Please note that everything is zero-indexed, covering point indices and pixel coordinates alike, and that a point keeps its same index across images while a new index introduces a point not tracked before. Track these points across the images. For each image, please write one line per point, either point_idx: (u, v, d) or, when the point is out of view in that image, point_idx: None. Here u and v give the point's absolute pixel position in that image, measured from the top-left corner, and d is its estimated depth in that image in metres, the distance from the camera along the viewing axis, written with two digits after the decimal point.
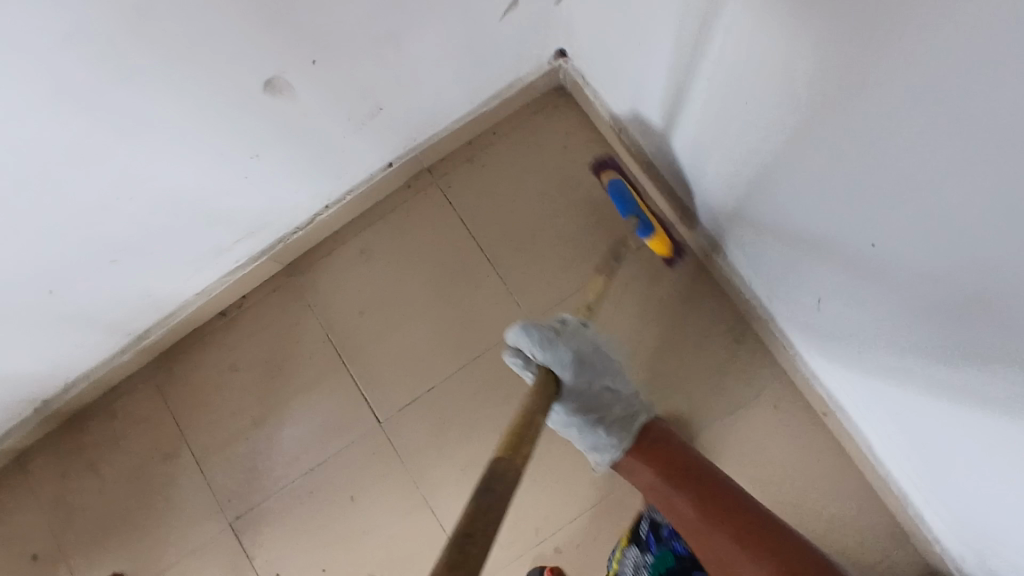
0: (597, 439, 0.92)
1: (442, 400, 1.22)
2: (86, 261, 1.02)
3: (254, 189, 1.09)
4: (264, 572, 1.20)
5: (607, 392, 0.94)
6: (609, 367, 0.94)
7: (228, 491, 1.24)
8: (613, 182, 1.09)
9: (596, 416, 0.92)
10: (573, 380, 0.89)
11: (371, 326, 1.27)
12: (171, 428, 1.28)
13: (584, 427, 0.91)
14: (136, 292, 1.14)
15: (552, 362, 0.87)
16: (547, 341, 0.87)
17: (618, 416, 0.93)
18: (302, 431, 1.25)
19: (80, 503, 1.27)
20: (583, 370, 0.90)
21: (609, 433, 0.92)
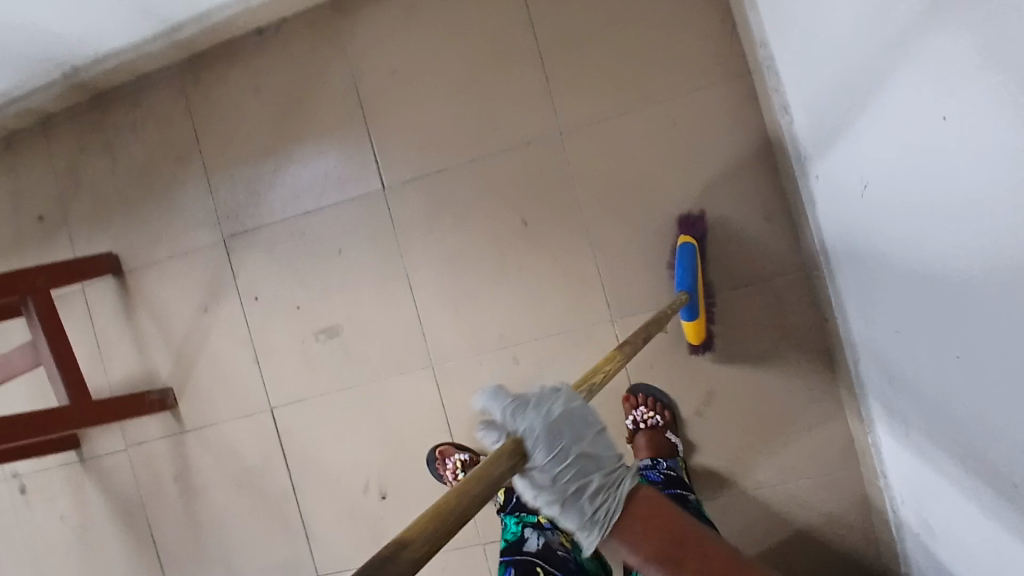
0: (568, 512, 0.51)
1: (447, 185, 1.19)
2: None
3: None
4: (244, 292, 1.26)
5: (589, 459, 0.53)
6: (594, 430, 0.53)
7: (227, 209, 1.26)
8: (684, 248, 1.06)
9: (571, 485, 0.52)
10: (543, 461, 0.50)
11: (400, 89, 1.20)
12: (187, 133, 1.27)
13: (568, 499, 0.52)
14: None
15: (533, 440, 0.49)
16: (521, 409, 0.51)
17: (602, 483, 0.52)
18: (307, 174, 1.23)
19: (93, 178, 1.32)
20: (567, 438, 0.51)
21: (587, 498, 0.52)
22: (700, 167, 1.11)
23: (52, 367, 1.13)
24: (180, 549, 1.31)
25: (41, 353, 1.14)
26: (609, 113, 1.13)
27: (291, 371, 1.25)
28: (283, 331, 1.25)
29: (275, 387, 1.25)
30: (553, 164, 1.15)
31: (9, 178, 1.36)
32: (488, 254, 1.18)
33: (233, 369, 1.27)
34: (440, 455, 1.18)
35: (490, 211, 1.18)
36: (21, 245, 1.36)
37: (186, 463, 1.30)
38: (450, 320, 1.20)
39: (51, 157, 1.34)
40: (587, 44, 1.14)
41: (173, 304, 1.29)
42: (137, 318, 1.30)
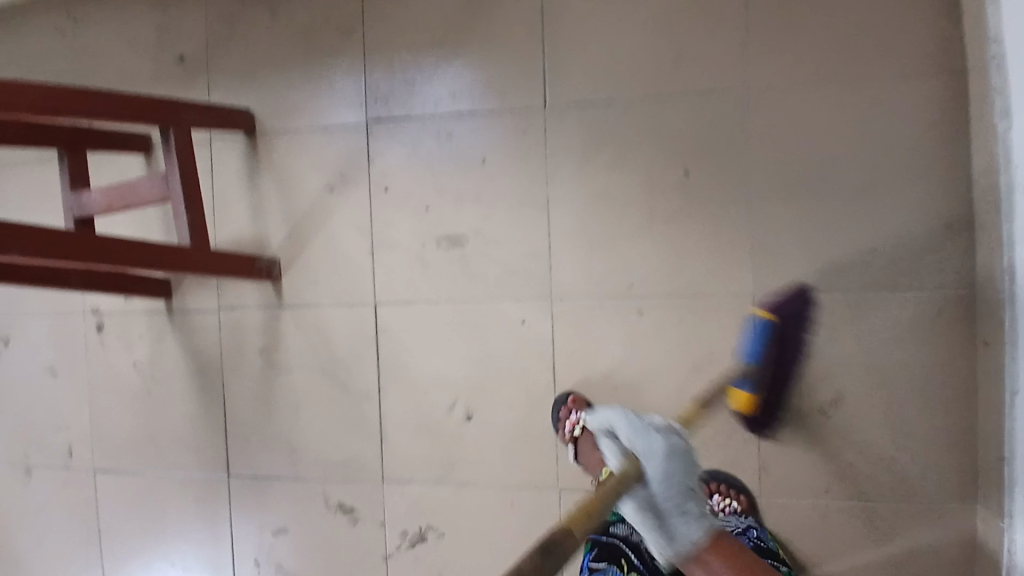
0: (666, 527, 0.71)
1: (611, 119, 1.14)
2: None
3: None
4: (375, 181, 1.23)
5: (700, 499, 0.73)
6: (681, 476, 0.74)
7: (378, 94, 1.23)
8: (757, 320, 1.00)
9: (675, 506, 0.72)
10: (657, 484, 0.73)
11: (587, 9, 1.14)
12: (357, 7, 1.23)
13: (658, 516, 0.71)
14: None
15: (642, 448, 0.77)
16: (638, 430, 0.80)
17: (699, 512, 0.71)
18: (468, 75, 1.19)
19: (246, 32, 1.28)
20: (677, 474, 0.74)
21: (683, 511, 0.71)
22: (887, 159, 1.05)
23: (179, 202, 1.09)
24: (246, 422, 1.29)
25: (170, 186, 1.09)
26: (804, 78, 1.07)
27: (403, 271, 1.21)
28: (405, 229, 1.21)
29: (384, 283, 1.22)
30: (730, 121, 1.10)
31: (157, 12, 1.32)
32: (638, 200, 1.13)
33: (347, 256, 1.23)
34: (569, 403, 1.11)
35: (651, 155, 1.13)
36: (158, 82, 1.33)
37: (275, 339, 1.27)
38: (582, 255, 1.15)
39: (206, 2, 1.29)
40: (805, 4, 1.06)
41: (300, 176, 1.25)
42: (260, 182, 1.27)
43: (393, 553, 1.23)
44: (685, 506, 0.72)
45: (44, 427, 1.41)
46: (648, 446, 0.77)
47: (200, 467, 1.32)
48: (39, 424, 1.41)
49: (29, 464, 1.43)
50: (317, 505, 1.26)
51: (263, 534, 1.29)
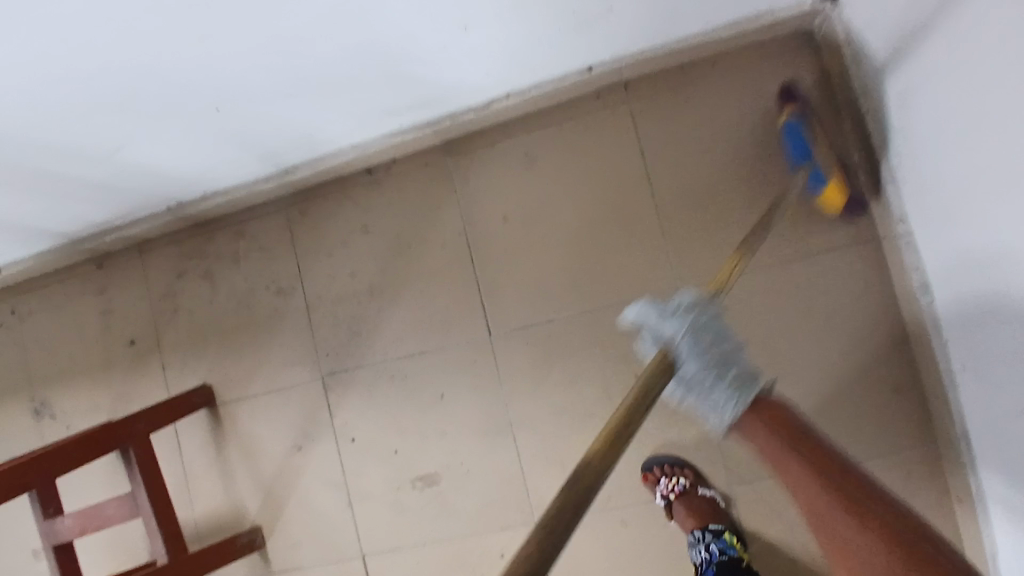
0: (715, 391, 0.91)
1: (554, 336, 1.16)
2: (266, 89, 0.90)
3: (451, 59, 0.93)
4: (340, 433, 1.24)
5: (730, 356, 0.92)
6: (738, 348, 0.92)
7: (328, 345, 1.25)
8: (791, 123, 1.04)
9: (717, 376, 0.91)
10: (692, 359, 0.90)
11: (512, 237, 1.19)
12: (292, 265, 1.26)
13: (713, 381, 0.91)
14: (298, 132, 1.06)
15: (683, 336, 0.89)
16: (667, 315, 0.91)
17: (729, 381, 0.92)
18: (410, 315, 1.22)
19: (188, 306, 1.31)
20: (701, 341, 0.90)
21: (735, 387, 0.91)
22: (824, 338, 1.08)
23: (151, 518, 1.10)
24: None
25: (139, 502, 1.11)
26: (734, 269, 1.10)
27: (385, 519, 1.21)
28: (378, 477, 1.22)
29: (367, 533, 1.22)
30: None
31: (100, 299, 1.35)
32: (598, 412, 1.15)
33: (326, 511, 1.24)
34: None
35: (601, 367, 1.15)
36: (110, 367, 1.34)
37: None
38: (557, 475, 1.16)
39: (146, 283, 1.33)
40: (713, 207, 1.11)
41: (266, 440, 1.26)
42: (228, 453, 1.28)
43: None
44: (715, 389, 0.91)
45: None
46: (690, 357, 0.89)
47: None
48: None
49: None
50: None
51: None
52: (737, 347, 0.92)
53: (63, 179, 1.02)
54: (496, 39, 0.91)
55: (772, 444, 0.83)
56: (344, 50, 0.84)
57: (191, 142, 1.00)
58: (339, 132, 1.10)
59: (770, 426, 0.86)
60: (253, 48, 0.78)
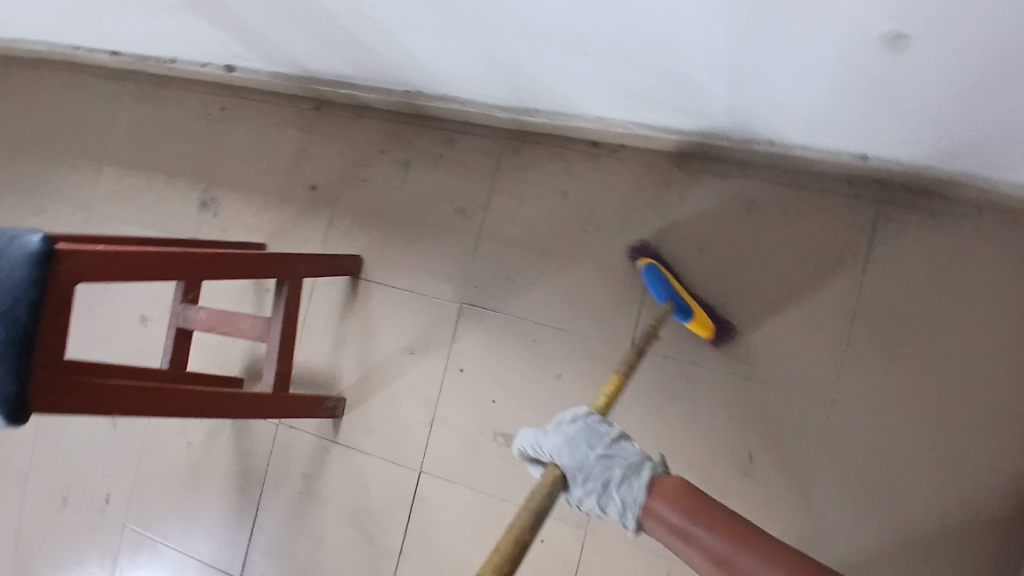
0: (610, 497, 0.70)
1: (692, 376, 1.16)
2: (569, 39, 0.93)
3: (742, 90, 0.94)
4: (452, 358, 1.28)
5: (615, 453, 0.73)
6: (620, 437, 0.74)
7: (479, 278, 1.28)
8: (647, 267, 1.15)
9: (608, 479, 0.71)
10: (569, 459, 0.73)
11: (696, 271, 1.17)
12: (484, 192, 1.30)
13: (597, 485, 0.71)
14: (562, 88, 1.09)
15: (561, 451, 0.73)
16: (543, 432, 0.76)
17: (631, 464, 0.71)
18: (565, 289, 1.24)
19: (374, 181, 1.36)
20: (583, 442, 0.74)
21: (629, 488, 0.69)
22: (956, 520, 1.00)
23: (275, 349, 1.17)
24: (274, 537, 1.36)
25: (271, 331, 1.18)
26: (897, 407, 1.05)
27: (455, 453, 1.26)
28: (467, 414, 1.26)
29: (434, 456, 1.27)
30: (803, 425, 1.09)
31: (301, 137, 1.42)
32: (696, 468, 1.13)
33: (407, 417, 1.30)
34: None
35: (716, 427, 1.14)
36: (283, 200, 1.42)
37: (320, 469, 1.34)
38: (626, 499, 1.16)
39: (348, 143, 1.39)
40: (909, 341, 1.06)
41: (386, 330, 1.32)
42: (348, 324, 1.34)
43: None
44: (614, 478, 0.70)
45: (93, 469, 1.52)
46: (574, 474, 0.72)
47: (214, 561, 1.39)
48: (91, 464, 1.53)
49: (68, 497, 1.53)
50: None
51: None
52: (641, 455, 0.73)
53: (346, 30, 1.09)
54: (791, 91, 0.91)
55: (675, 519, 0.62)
56: (659, 39, 0.86)
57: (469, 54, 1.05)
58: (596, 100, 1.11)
59: (675, 497, 0.65)
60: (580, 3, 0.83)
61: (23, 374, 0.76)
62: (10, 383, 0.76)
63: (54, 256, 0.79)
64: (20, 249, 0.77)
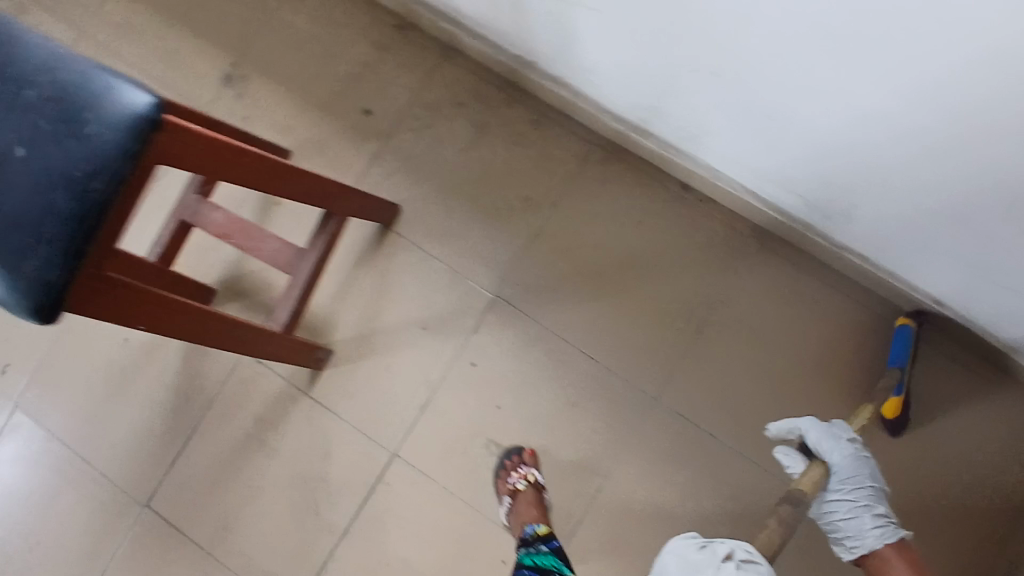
0: (878, 518, 0.81)
1: (704, 448, 1.14)
2: (756, 97, 0.87)
3: (887, 211, 0.93)
4: (466, 350, 1.19)
5: (879, 496, 0.83)
6: (882, 491, 0.84)
7: (522, 277, 1.19)
8: (903, 328, 1.07)
9: (871, 503, 0.81)
10: (839, 464, 0.82)
11: (745, 349, 1.14)
12: (556, 191, 1.20)
13: (852, 521, 0.81)
14: (700, 130, 1.03)
15: (838, 465, 0.82)
16: (831, 440, 0.83)
17: (888, 513, 0.82)
18: (607, 321, 1.17)
19: (440, 132, 1.22)
20: (862, 469, 0.82)
21: (887, 528, 0.80)
22: None
23: (298, 285, 1.01)
24: (199, 474, 1.19)
25: (300, 262, 1.02)
26: None
27: (439, 448, 1.17)
28: (465, 412, 1.17)
29: (414, 444, 1.17)
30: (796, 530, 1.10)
31: (370, 51, 1.25)
32: (681, 537, 1.11)
33: (398, 393, 1.19)
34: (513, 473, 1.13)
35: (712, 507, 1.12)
36: (328, 111, 1.25)
37: (279, 418, 1.19)
38: (602, 550, 1.12)
39: (424, 79, 1.23)
40: (920, 487, 1.08)
41: (403, 296, 1.20)
42: (362, 275, 1.21)
43: None
44: (869, 518, 0.81)
45: None
46: (841, 482, 0.82)
47: (122, 478, 1.21)
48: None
49: None
50: None
51: None
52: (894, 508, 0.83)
53: None
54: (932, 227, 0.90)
55: None
56: (861, 134, 0.82)
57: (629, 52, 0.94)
58: (716, 148, 1.05)
59: None
60: (821, 68, 0.76)
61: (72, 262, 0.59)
62: (56, 269, 0.59)
63: (157, 131, 0.62)
64: (123, 108, 0.59)
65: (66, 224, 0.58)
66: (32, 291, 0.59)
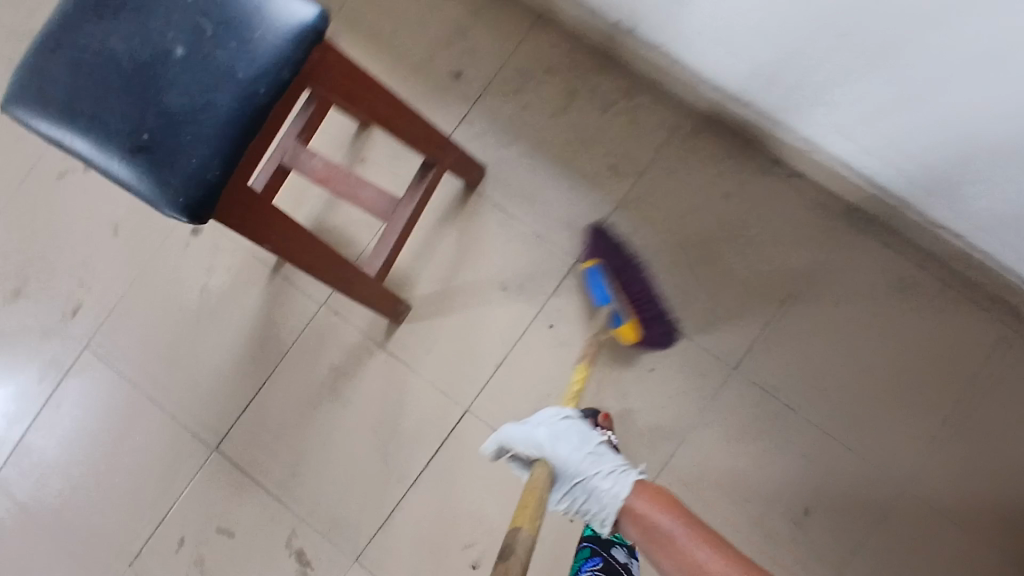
0: (596, 497, 0.89)
1: (780, 421, 1.16)
2: (870, 59, 0.88)
3: (985, 183, 0.93)
4: (545, 312, 1.19)
5: (591, 454, 0.91)
6: (585, 444, 0.92)
7: (605, 242, 1.19)
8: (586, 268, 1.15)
9: (564, 479, 0.91)
10: (558, 454, 0.91)
11: (822, 324, 1.16)
12: (644, 159, 1.20)
13: (569, 488, 0.90)
14: (799, 97, 1.03)
15: (549, 444, 0.92)
16: (520, 427, 0.95)
17: (611, 468, 0.89)
18: (689, 292, 1.19)
19: (530, 96, 1.23)
20: (562, 443, 0.92)
21: (581, 488, 0.90)
22: None
23: (395, 235, 1.02)
24: (273, 416, 1.20)
25: (395, 212, 1.02)
26: (953, 513, 1.11)
27: (513, 406, 1.17)
28: (540, 374, 1.17)
29: (488, 401, 1.18)
30: (868, 501, 1.13)
31: (463, 16, 1.27)
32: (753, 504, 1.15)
33: (475, 351, 1.19)
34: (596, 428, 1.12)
35: (785, 477, 1.15)
36: (420, 73, 1.27)
37: (354, 369, 1.20)
38: None
39: (516, 44, 1.24)
40: (989, 463, 1.11)
41: (487, 255, 1.20)
42: (446, 232, 1.21)
43: None
44: (601, 471, 0.89)
45: (65, 270, 1.24)
46: (565, 479, 0.91)
47: (194, 421, 1.21)
48: (62, 262, 1.24)
49: (20, 288, 1.25)
50: (279, 539, 1.18)
51: (208, 523, 1.20)
52: (620, 471, 0.89)
53: None
54: None
55: (674, 528, 0.79)
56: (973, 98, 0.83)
57: (752, 47, 0.99)
58: (858, 152, 1.05)
59: (652, 497, 0.84)
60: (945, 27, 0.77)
61: (228, 163, 0.64)
62: (213, 168, 0.63)
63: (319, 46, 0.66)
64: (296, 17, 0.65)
65: (229, 126, 0.64)
66: (188, 189, 0.64)
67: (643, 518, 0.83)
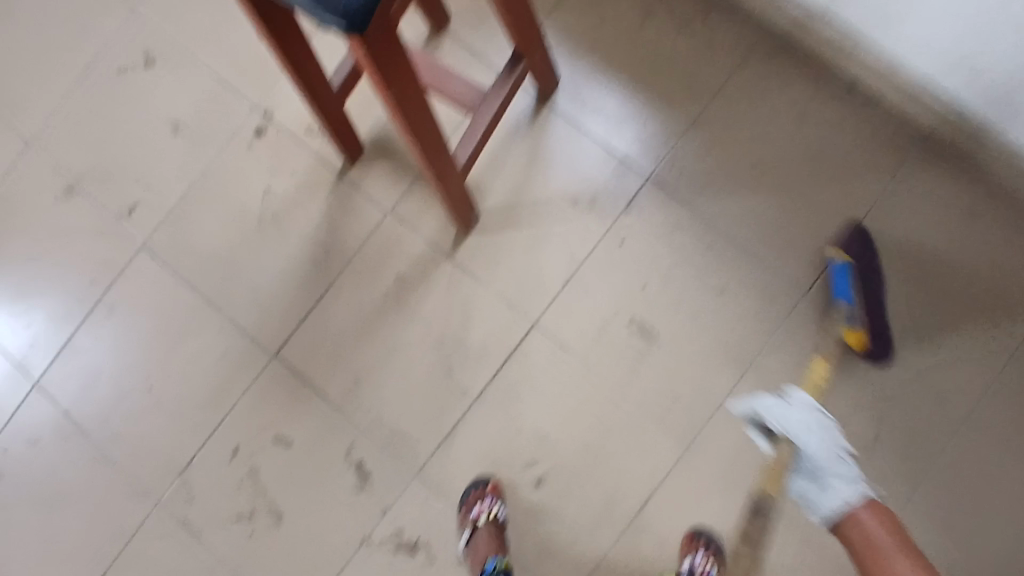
0: (824, 496, 0.91)
1: (852, 348, 1.12)
2: None
3: None
4: (616, 228, 1.17)
5: (835, 455, 0.93)
6: (815, 447, 0.93)
7: (678, 160, 1.18)
8: None
9: (818, 476, 0.92)
10: (806, 444, 0.93)
11: (894, 250, 1.14)
12: (720, 80, 1.19)
13: (806, 474, 0.94)
14: (885, 14, 1.01)
15: (795, 431, 0.94)
16: (776, 405, 0.97)
17: (846, 476, 0.91)
18: (762, 213, 1.16)
19: (606, 13, 1.21)
20: (815, 436, 0.94)
21: (812, 486, 0.93)
22: None
23: (480, 125, 0.99)
24: (334, 325, 1.18)
25: (484, 103, 1.00)
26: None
27: (581, 321, 1.16)
28: (610, 289, 1.16)
29: (557, 314, 1.16)
30: (938, 426, 1.10)
31: None
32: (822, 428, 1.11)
33: (543, 265, 1.17)
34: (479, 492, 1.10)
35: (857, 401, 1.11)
36: None
37: (420, 279, 1.18)
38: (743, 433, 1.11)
39: None
40: None
41: (557, 170, 1.19)
42: (517, 145, 1.20)
43: (371, 541, 1.13)
44: (836, 476, 0.91)
45: (124, 169, 1.22)
46: (813, 466, 0.93)
47: (253, 326, 1.19)
48: (119, 162, 1.22)
49: (75, 183, 1.22)
50: (338, 449, 1.15)
51: (264, 432, 1.17)
52: (845, 474, 0.91)
53: None
54: None
55: (886, 543, 0.84)
56: None
57: None
58: (942, 71, 1.04)
59: (881, 519, 0.87)
60: None
61: None
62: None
63: None
64: None
65: None
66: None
67: (870, 537, 0.86)
